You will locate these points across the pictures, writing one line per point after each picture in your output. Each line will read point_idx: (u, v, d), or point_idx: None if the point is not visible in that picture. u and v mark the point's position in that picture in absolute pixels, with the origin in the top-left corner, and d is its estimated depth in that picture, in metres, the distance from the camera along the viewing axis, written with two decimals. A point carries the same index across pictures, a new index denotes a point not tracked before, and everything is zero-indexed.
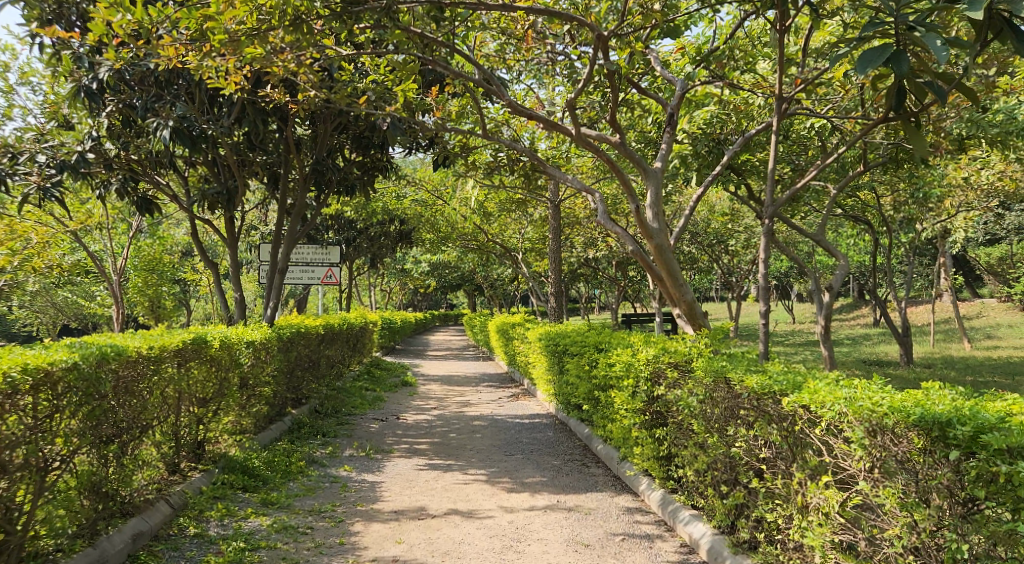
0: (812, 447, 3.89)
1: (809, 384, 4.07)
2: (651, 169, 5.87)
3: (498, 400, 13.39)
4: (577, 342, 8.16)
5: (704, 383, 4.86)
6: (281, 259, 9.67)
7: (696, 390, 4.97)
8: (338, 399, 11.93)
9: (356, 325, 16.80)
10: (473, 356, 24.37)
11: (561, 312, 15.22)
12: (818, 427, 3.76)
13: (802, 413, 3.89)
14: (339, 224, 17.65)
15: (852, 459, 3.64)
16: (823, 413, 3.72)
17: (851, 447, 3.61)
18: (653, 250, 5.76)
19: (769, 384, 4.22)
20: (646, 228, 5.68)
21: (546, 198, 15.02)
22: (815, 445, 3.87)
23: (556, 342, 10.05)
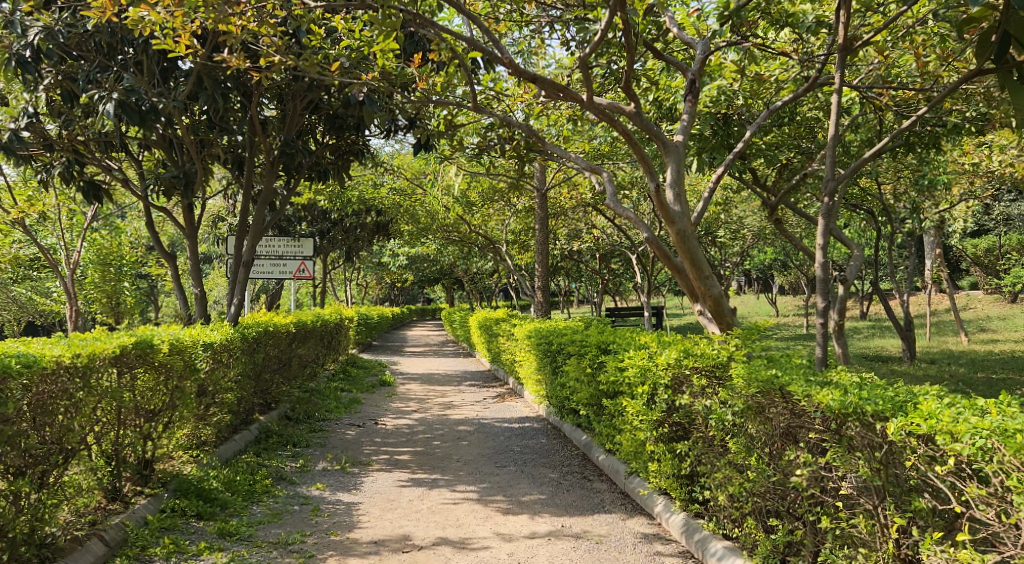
0: (927, 490, 3.16)
1: (913, 405, 3.30)
2: (672, 143, 5.10)
3: (483, 400, 12.60)
4: (576, 341, 7.38)
5: (749, 395, 4.08)
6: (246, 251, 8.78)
7: (740, 403, 4.19)
8: (311, 402, 11.04)
9: (332, 321, 15.88)
10: (454, 352, 23.52)
11: (547, 307, 14.43)
12: (945, 465, 3.03)
13: (917, 445, 3.14)
14: (312, 214, 16.72)
15: (998, 510, 2.93)
16: (957, 448, 2.98)
17: (1003, 495, 2.89)
18: (675, 237, 4.98)
19: (854, 400, 3.41)
20: (667, 210, 4.91)
21: (532, 186, 14.23)
22: (931, 486, 3.15)
23: (549, 341, 9.26)
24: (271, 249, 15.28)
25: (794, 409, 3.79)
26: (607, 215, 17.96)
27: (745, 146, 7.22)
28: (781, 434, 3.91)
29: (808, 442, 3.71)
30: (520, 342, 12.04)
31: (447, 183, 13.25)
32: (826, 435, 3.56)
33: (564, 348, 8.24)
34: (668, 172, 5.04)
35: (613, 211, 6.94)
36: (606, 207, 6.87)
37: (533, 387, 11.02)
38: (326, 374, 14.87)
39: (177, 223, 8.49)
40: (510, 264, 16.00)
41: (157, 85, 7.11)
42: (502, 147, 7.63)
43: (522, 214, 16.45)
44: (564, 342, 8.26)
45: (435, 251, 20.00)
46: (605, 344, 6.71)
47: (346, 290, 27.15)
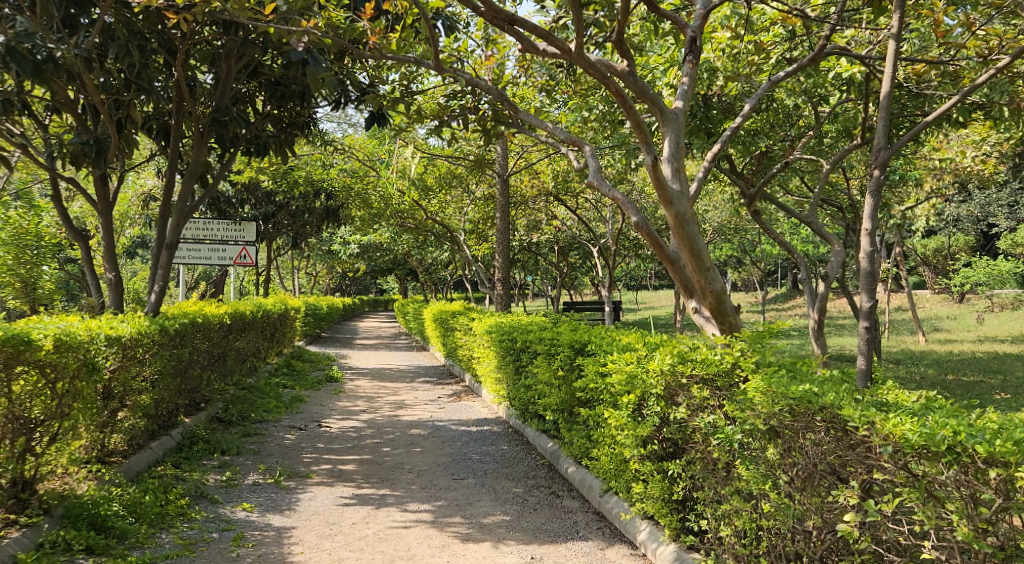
0: None
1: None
2: (671, 111, 4.37)
3: (437, 400, 11.74)
4: (547, 339, 6.60)
5: (773, 414, 3.39)
6: (170, 231, 7.79)
7: (763, 420, 3.46)
8: (247, 402, 10.04)
9: (275, 312, 14.83)
10: (405, 346, 22.56)
11: (507, 300, 13.62)
12: None
13: None
14: (257, 197, 15.63)
15: None
16: None
17: None
18: (672, 221, 4.21)
19: (935, 434, 2.85)
20: (664, 187, 4.15)
21: (493, 170, 13.40)
22: None
23: (511, 337, 8.47)
24: (209, 233, 14.15)
25: (845, 435, 3.13)
26: (568, 205, 17.23)
27: (743, 120, 6.46)
28: (818, 466, 3.20)
29: (860, 480, 3.05)
30: (479, 337, 11.23)
31: (403, 164, 12.34)
32: (898, 479, 2.91)
33: (529, 346, 7.45)
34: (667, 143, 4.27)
35: (594, 190, 6.01)
36: (584, 186, 5.99)
37: (493, 386, 10.20)
38: (267, 368, 13.84)
39: (90, 198, 7.46)
40: (467, 253, 15.14)
41: (61, 36, 6.10)
42: (466, 118, 6.79)
43: (480, 202, 15.63)
44: (529, 338, 7.47)
45: (387, 240, 19.02)
46: (583, 343, 5.93)
47: (293, 280, 25.94)
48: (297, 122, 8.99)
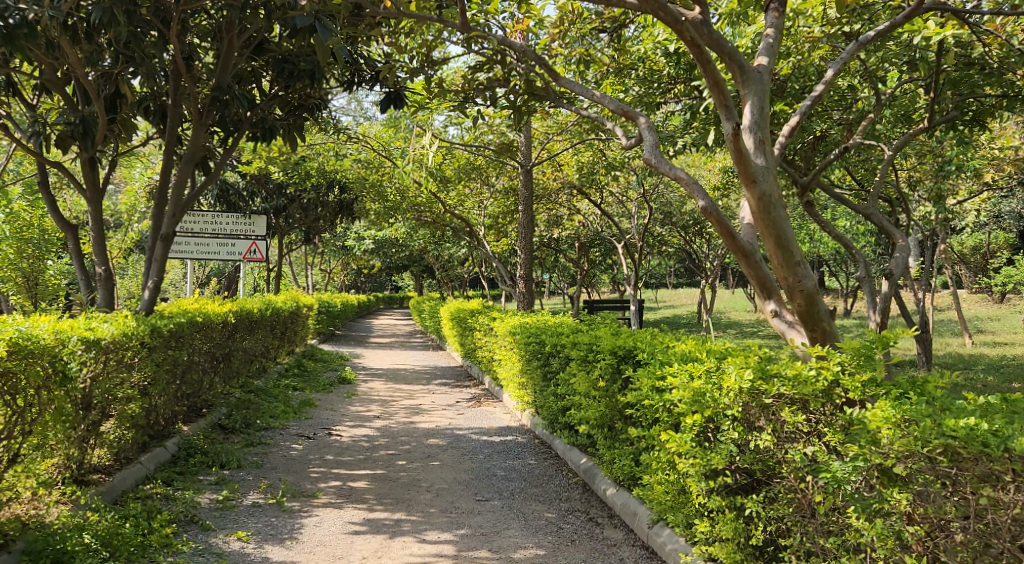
0: None
1: None
2: (754, 80, 4.14)
3: (455, 405, 11.00)
4: (585, 343, 5.87)
5: (924, 458, 2.95)
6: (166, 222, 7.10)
7: (903, 461, 3.01)
8: (252, 407, 9.35)
9: (286, 309, 14.16)
10: (422, 345, 21.84)
11: (530, 299, 12.84)
12: None
13: None
14: (268, 189, 14.99)
15: None
16: None
17: None
18: (757, 204, 3.88)
19: None
20: (747, 162, 3.86)
21: (517, 160, 12.64)
22: None
23: (539, 339, 7.73)
24: (218, 227, 13.56)
25: None
26: (592, 199, 16.49)
27: (824, 89, 5.53)
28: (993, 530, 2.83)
29: None
30: (501, 338, 10.48)
31: (421, 153, 11.65)
32: None
33: (562, 351, 6.70)
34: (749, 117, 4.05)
35: (652, 168, 5.03)
36: (638, 162, 5.00)
37: (517, 391, 9.45)
38: (277, 369, 13.17)
39: (79, 185, 6.79)
40: (487, 249, 14.41)
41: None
42: (494, 90, 6.15)
43: (500, 195, 14.92)
44: (563, 341, 6.73)
45: (403, 234, 18.33)
46: (633, 352, 5.19)
47: (306, 276, 25.31)
48: (305, 104, 8.29)
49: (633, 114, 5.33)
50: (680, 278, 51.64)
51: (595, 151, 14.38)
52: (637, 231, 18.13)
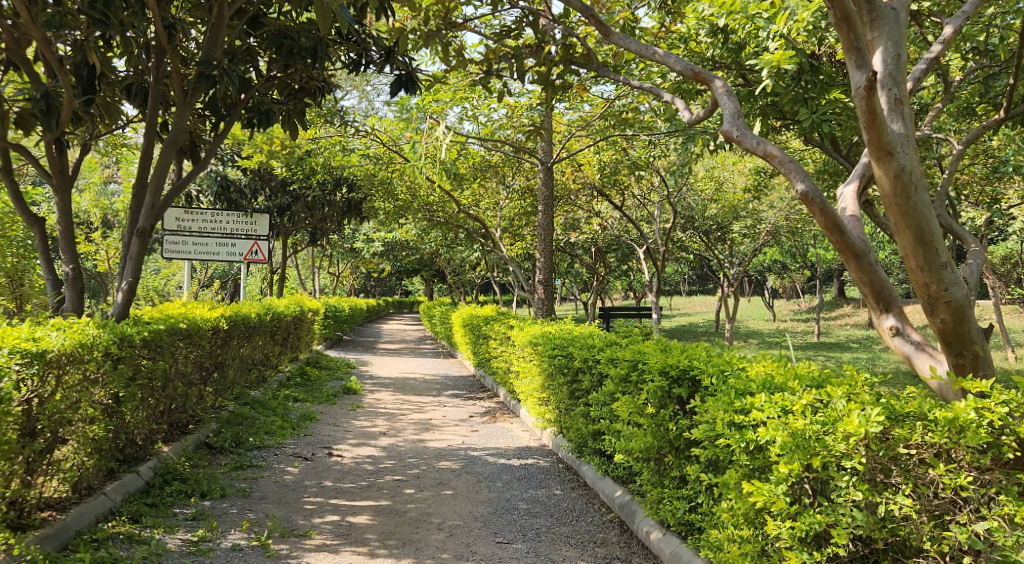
0: None
1: None
2: (880, 26, 3.81)
3: (469, 420, 10.13)
4: (628, 361, 5.03)
5: None
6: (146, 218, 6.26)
7: None
8: (246, 422, 8.51)
9: (288, 314, 13.35)
10: (431, 352, 20.99)
11: (550, 306, 11.94)
12: None
13: None
14: (271, 187, 14.20)
15: None
16: None
17: None
18: (898, 183, 3.58)
19: None
20: (886, 131, 3.54)
21: (537, 156, 11.79)
22: None
23: (566, 352, 6.88)
24: (218, 226, 12.79)
25: None
26: (612, 200, 15.67)
27: (941, 49, 4.69)
28: None
29: None
30: (520, 348, 9.62)
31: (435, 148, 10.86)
32: None
33: (595, 368, 5.85)
34: (884, 66, 3.73)
35: (733, 142, 4.26)
36: (718, 134, 4.25)
37: (538, 408, 8.58)
38: (278, 378, 12.35)
39: (43, 171, 6.03)
40: (503, 252, 13.59)
41: None
42: (523, 58, 5.42)
43: (517, 195, 14.12)
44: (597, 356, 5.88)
45: (414, 236, 17.52)
46: (692, 370, 4.38)
47: (313, 280, 24.51)
48: (308, 86, 7.43)
49: (705, 74, 4.52)
50: (694, 285, 50.77)
51: (618, 150, 13.57)
52: (658, 235, 17.28)
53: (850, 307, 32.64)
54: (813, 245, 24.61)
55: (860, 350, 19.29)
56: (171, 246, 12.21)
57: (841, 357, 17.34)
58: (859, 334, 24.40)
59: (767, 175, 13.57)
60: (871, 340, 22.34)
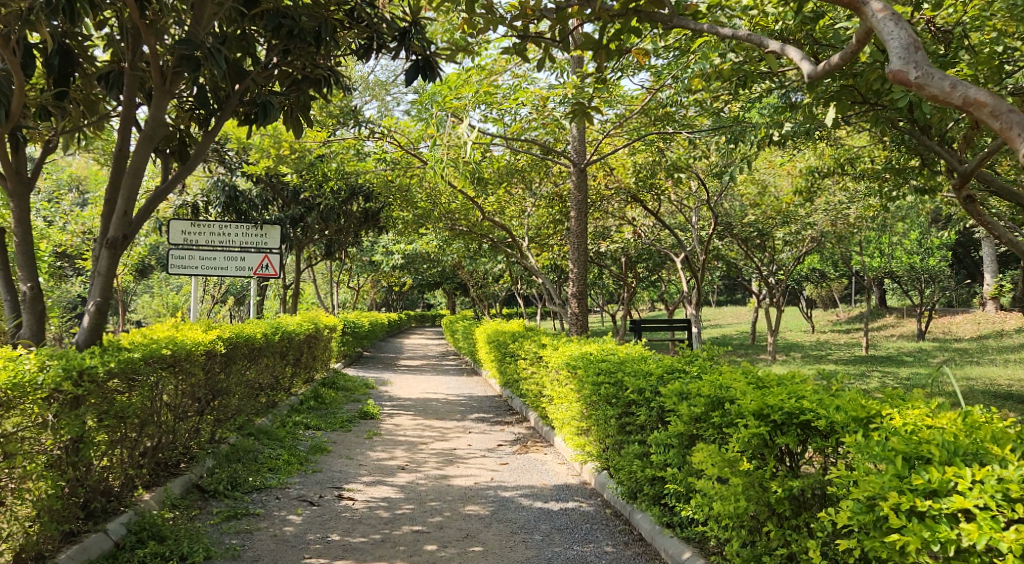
0: None
1: None
2: None
3: (497, 450, 9.11)
4: (705, 402, 4.26)
5: None
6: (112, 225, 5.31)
7: None
8: (248, 457, 7.53)
9: (301, 332, 12.42)
10: (454, 369, 19.99)
11: (585, 322, 10.88)
12: None
13: None
14: (283, 197, 13.31)
15: None
16: None
17: None
18: None
19: None
20: None
21: (569, 157, 10.82)
22: None
23: (612, 379, 5.87)
24: (225, 239, 11.89)
25: None
26: (648, 207, 14.63)
27: None
28: None
29: None
30: (554, 371, 8.61)
31: (459, 150, 9.94)
32: None
33: (656, 402, 5.00)
34: None
35: (912, 87, 3.12)
36: (888, 74, 3.12)
37: (577, 439, 7.54)
38: (289, 402, 11.41)
39: None
40: (531, 262, 12.59)
41: None
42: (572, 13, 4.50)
43: (545, 202, 13.13)
44: (657, 387, 5.05)
45: (437, 247, 16.56)
46: (802, 414, 3.71)
47: (332, 295, 23.66)
48: (311, 75, 6.42)
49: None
50: (722, 295, 49.48)
51: (655, 152, 12.55)
52: (696, 244, 16.21)
53: (892, 317, 31.27)
54: (856, 253, 23.38)
55: (915, 364, 18.03)
56: (177, 261, 11.37)
57: (895, 373, 16.11)
58: (907, 347, 23.11)
59: (819, 176, 12.48)
60: (923, 353, 21.04)
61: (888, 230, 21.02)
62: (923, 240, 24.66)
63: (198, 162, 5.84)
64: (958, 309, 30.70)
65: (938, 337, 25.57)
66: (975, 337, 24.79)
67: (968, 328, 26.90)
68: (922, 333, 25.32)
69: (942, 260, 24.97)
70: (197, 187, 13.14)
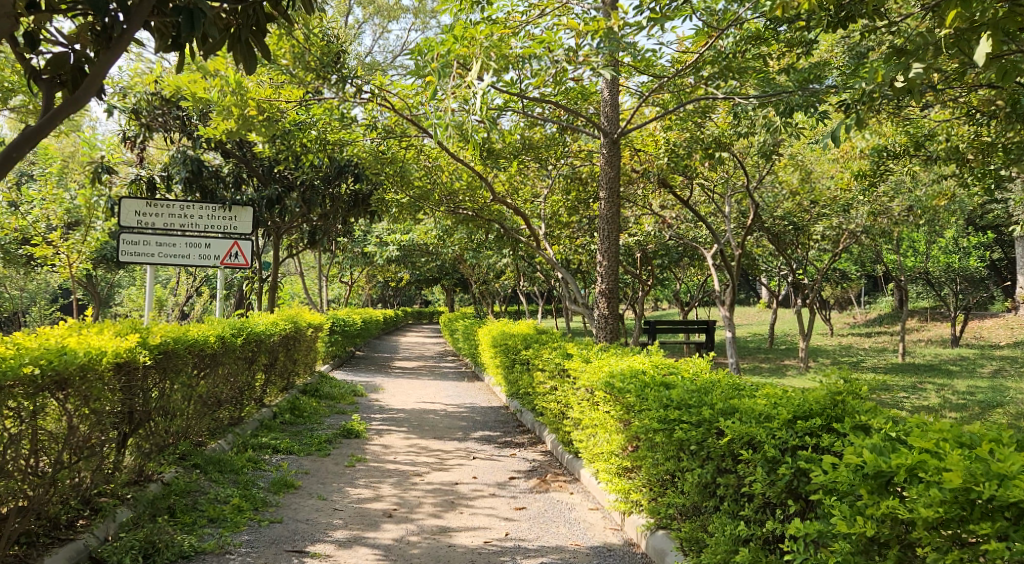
0: None
1: None
2: None
3: (510, 486, 7.27)
4: (953, 493, 2.79)
5: None
6: None
7: None
8: (184, 503, 5.70)
9: (276, 332, 10.55)
10: (454, 372, 18.14)
11: (617, 329, 9.00)
12: None
13: None
14: (258, 174, 11.43)
15: None
16: None
17: None
18: None
19: None
20: None
21: (598, 125, 8.99)
22: None
23: (692, 419, 4.07)
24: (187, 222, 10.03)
25: None
26: (679, 194, 12.76)
27: None
28: None
29: None
30: (583, 389, 6.82)
31: (467, 116, 8.10)
32: None
33: (786, 462, 3.37)
34: None
35: None
36: None
37: (618, 483, 5.71)
38: (259, 416, 9.57)
39: None
40: (548, 254, 10.71)
41: None
42: None
43: (563, 183, 11.50)
44: (780, 438, 3.47)
45: (438, 236, 14.66)
46: None
47: (321, 290, 21.75)
48: None
49: None
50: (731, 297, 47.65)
51: (694, 125, 10.72)
52: (729, 236, 14.38)
53: (917, 320, 29.45)
54: (891, 251, 21.54)
55: (967, 375, 16.17)
56: (129, 246, 9.52)
57: (953, 386, 14.25)
58: (944, 354, 21.27)
59: (888, 157, 10.56)
60: (967, 361, 19.15)
61: (931, 228, 19.14)
62: (960, 240, 22.86)
63: (100, 79, 4.04)
64: (988, 314, 28.84)
65: (973, 344, 23.72)
66: (1013, 344, 22.94)
67: (1001, 333, 25.05)
68: (956, 338, 23.48)
69: (979, 260, 23.13)
70: (158, 163, 11.25)
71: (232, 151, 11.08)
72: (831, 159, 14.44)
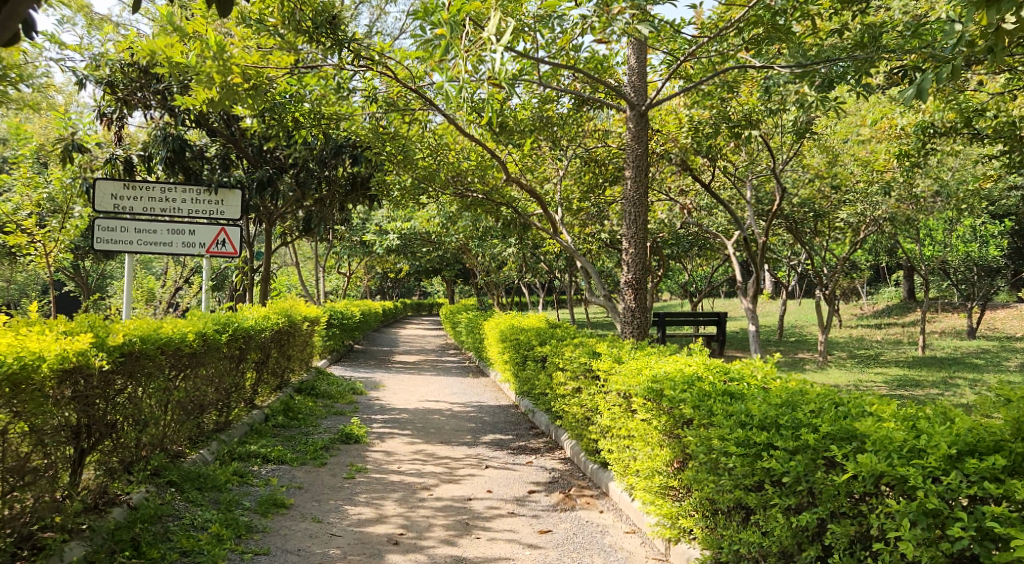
0: None
1: None
2: None
3: (530, 503, 6.40)
4: None
5: None
6: None
7: None
8: (153, 532, 4.84)
9: (267, 327, 9.66)
10: (457, 367, 17.25)
11: (645, 322, 8.10)
12: None
13: None
14: (246, 155, 10.52)
15: None
16: None
17: None
18: None
19: None
20: None
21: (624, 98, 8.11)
22: None
23: (809, 445, 3.61)
24: (168, 206, 9.11)
25: None
26: (700, 176, 11.84)
27: None
28: None
29: None
30: (615, 393, 5.95)
31: (477, 86, 7.21)
32: None
33: (961, 520, 3.07)
34: None
35: None
36: None
37: (664, 505, 4.78)
38: (249, 420, 8.69)
39: None
40: (563, 241, 9.80)
41: None
42: None
43: (578, 165, 10.37)
44: (949, 485, 3.14)
45: (440, 223, 13.72)
46: None
47: (317, 281, 20.81)
48: None
49: None
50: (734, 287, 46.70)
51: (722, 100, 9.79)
52: (753, 223, 13.47)
53: (930, 311, 28.51)
54: (909, 239, 20.60)
55: (995, 369, 15.31)
56: (104, 233, 8.56)
57: (986, 381, 13.38)
58: (965, 347, 20.34)
59: (932, 136, 9.45)
60: (991, 354, 18.25)
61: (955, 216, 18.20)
62: (979, 227, 21.90)
63: (22, 8, 2.77)
64: (1002, 305, 27.91)
65: (992, 336, 22.82)
66: None
67: (1018, 324, 24.13)
68: (974, 330, 22.57)
69: (998, 249, 22.19)
70: (138, 143, 10.33)
71: (218, 129, 10.14)
72: (859, 141, 13.50)
